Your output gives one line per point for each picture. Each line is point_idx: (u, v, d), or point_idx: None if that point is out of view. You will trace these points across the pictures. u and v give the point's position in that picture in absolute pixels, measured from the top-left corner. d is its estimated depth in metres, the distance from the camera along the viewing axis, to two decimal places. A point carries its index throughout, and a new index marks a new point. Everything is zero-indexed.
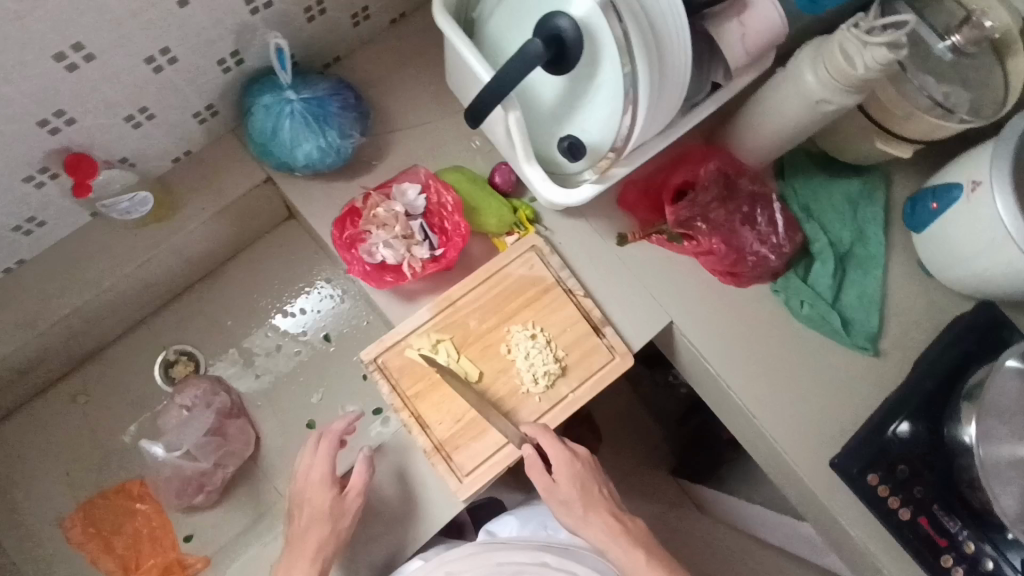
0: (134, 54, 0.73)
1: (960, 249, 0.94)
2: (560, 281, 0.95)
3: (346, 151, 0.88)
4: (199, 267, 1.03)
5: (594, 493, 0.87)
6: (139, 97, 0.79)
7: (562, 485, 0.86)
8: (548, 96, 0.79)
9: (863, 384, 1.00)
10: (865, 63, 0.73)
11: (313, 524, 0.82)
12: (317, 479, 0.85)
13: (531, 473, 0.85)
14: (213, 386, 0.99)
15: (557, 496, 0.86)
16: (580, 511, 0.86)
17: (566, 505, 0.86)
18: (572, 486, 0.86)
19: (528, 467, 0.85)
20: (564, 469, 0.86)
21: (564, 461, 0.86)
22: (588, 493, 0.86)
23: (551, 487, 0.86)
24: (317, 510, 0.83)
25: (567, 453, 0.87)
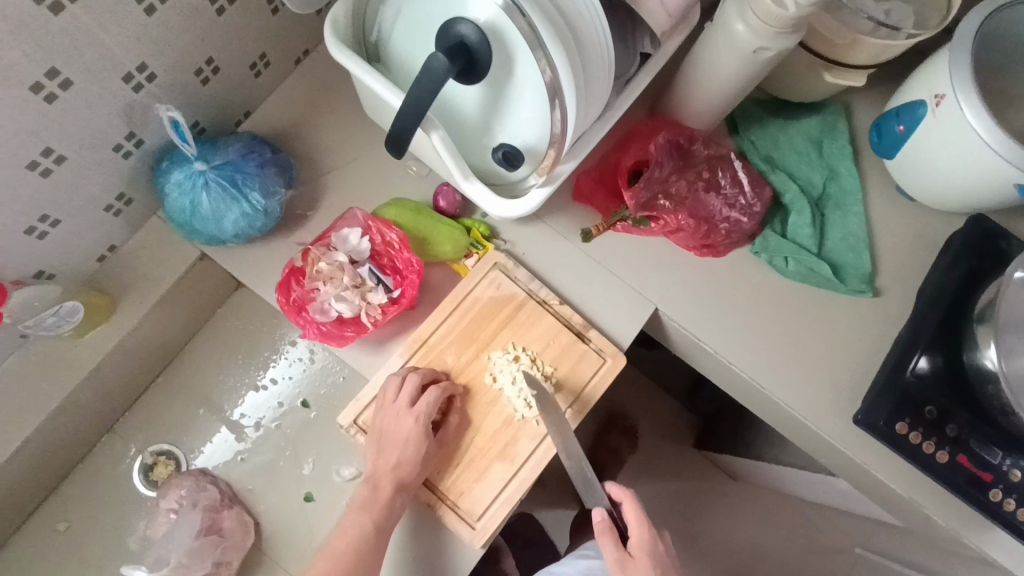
0: (15, 163, 0.68)
1: (938, 168, 0.89)
2: (531, 294, 0.89)
3: (275, 210, 0.83)
4: (156, 360, 0.98)
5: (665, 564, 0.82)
6: (36, 204, 0.74)
7: (636, 565, 0.81)
8: (471, 108, 0.73)
9: (867, 328, 0.95)
10: (797, 0, 0.68)
11: (385, 485, 0.80)
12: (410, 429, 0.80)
13: (603, 543, 0.82)
14: (198, 480, 0.95)
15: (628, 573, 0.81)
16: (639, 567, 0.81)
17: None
18: (645, 561, 0.81)
19: (600, 535, 0.82)
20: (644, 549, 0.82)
21: (643, 541, 0.83)
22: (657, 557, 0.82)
23: (623, 561, 0.82)
24: (400, 463, 0.80)
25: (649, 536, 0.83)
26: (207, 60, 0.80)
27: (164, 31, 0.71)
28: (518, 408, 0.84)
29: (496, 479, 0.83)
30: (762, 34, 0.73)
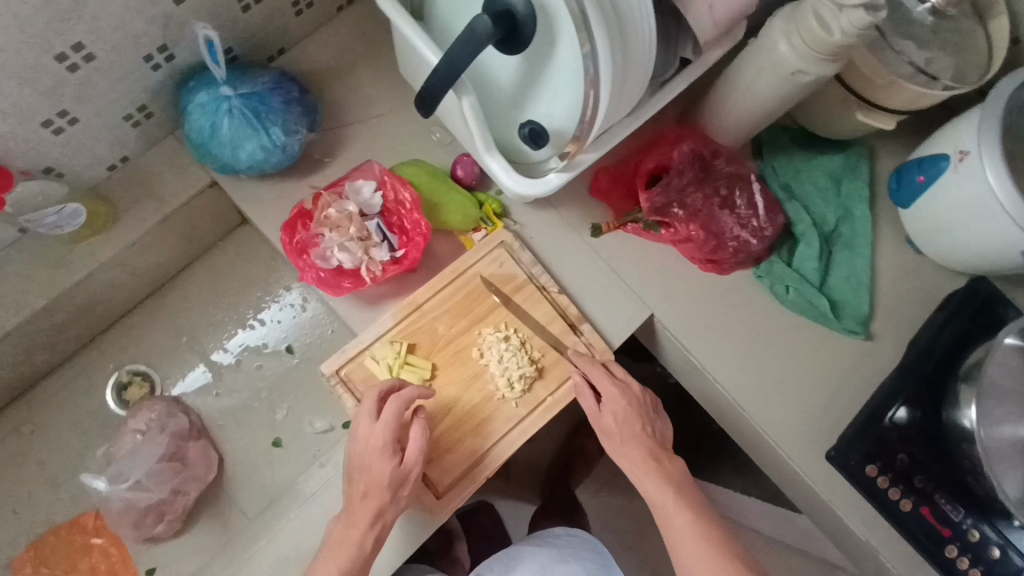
0: (42, 52, 0.67)
1: (950, 222, 0.90)
2: (532, 278, 0.89)
3: (293, 149, 0.82)
4: (148, 280, 0.97)
5: (639, 427, 0.81)
6: (57, 99, 0.73)
7: (606, 418, 0.82)
8: (506, 79, 0.73)
9: (854, 369, 0.95)
10: (842, 29, 0.68)
11: (361, 508, 0.73)
12: (379, 447, 0.74)
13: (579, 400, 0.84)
14: (169, 407, 0.93)
15: (600, 425, 0.83)
16: (620, 443, 0.81)
17: (607, 434, 0.82)
18: (614, 418, 0.82)
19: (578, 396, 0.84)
20: (608, 391, 0.82)
21: (610, 391, 0.82)
22: (630, 427, 0.81)
23: (596, 416, 0.83)
24: (375, 482, 0.73)
25: (611, 381, 0.83)
26: None
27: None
28: (500, 386, 0.84)
29: (465, 451, 0.83)
30: (804, 57, 0.73)
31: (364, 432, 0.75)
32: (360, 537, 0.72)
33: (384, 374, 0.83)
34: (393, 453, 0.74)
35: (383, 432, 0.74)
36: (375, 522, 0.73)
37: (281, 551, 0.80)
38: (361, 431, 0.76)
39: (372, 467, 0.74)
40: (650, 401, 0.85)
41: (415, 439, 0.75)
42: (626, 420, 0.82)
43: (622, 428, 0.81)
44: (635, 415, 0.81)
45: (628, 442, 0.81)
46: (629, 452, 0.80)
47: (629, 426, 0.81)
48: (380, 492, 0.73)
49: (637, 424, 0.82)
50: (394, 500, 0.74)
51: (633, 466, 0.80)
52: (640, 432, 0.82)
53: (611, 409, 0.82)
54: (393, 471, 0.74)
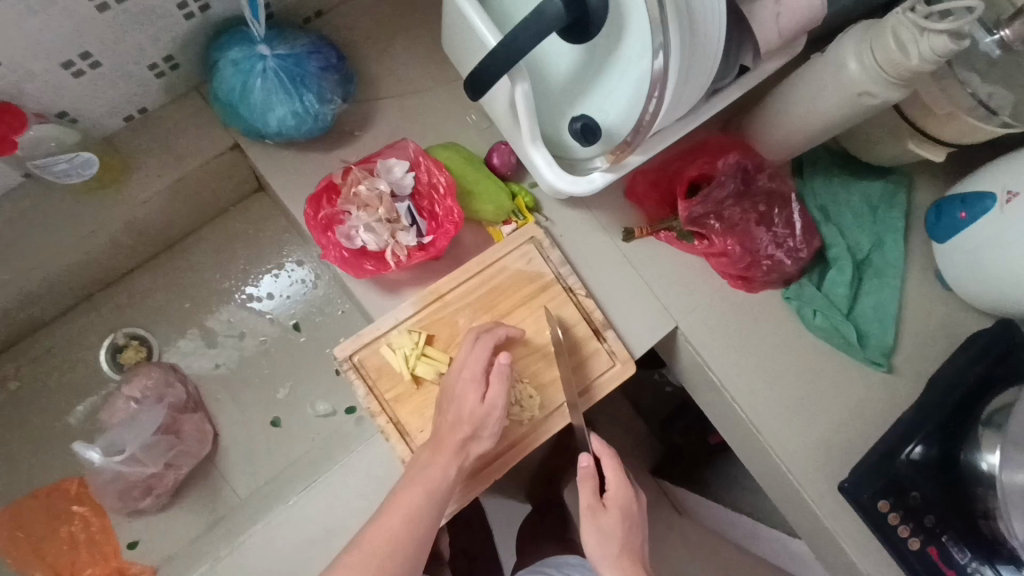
0: None
1: (987, 262, 0.88)
2: (560, 279, 0.86)
3: (326, 118, 0.78)
4: (155, 241, 0.92)
5: (635, 543, 0.76)
6: (79, 40, 0.68)
7: (607, 517, 0.76)
8: (564, 69, 0.70)
9: (873, 401, 0.94)
10: (920, 53, 0.65)
11: (447, 439, 0.71)
12: (467, 379, 0.72)
13: (580, 486, 0.77)
14: (166, 376, 0.89)
15: (596, 525, 0.76)
16: (613, 556, 0.74)
17: (602, 537, 0.75)
18: (616, 519, 0.76)
19: (580, 478, 0.78)
20: (618, 487, 0.78)
21: (618, 489, 0.78)
22: (629, 537, 0.75)
23: (593, 514, 0.76)
24: (462, 415, 0.71)
25: (625, 479, 0.79)
26: None
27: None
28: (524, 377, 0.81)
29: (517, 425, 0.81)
30: (874, 78, 0.70)
31: (466, 361, 0.74)
32: (424, 490, 0.67)
33: (400, 363, 0.79)
34: (478, 392, 0.72)
35: (478, 364, 0.73)
36: (456, 455, 0.70)
37: (275, 538, 0.76)
38: (462, 361, 0.74)
39: (461, 397, 0.72)
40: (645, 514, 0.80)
41: (496, 388, 0.72)
42: (626, 526, 0.76)
43: (619, 536, 0.75)
44: (635, 526, 0.77)
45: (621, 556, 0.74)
46: (623, 567, 0.73)
47: (627, 538, 0.76)
48: (467, 427, 0.71)
49: (633, 537, 0.76)
50: (463, 450, 0.71)
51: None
52: (634, 546, 0.76)
53: (612, 507, 0.77)
54: (474, 408, 0.71)
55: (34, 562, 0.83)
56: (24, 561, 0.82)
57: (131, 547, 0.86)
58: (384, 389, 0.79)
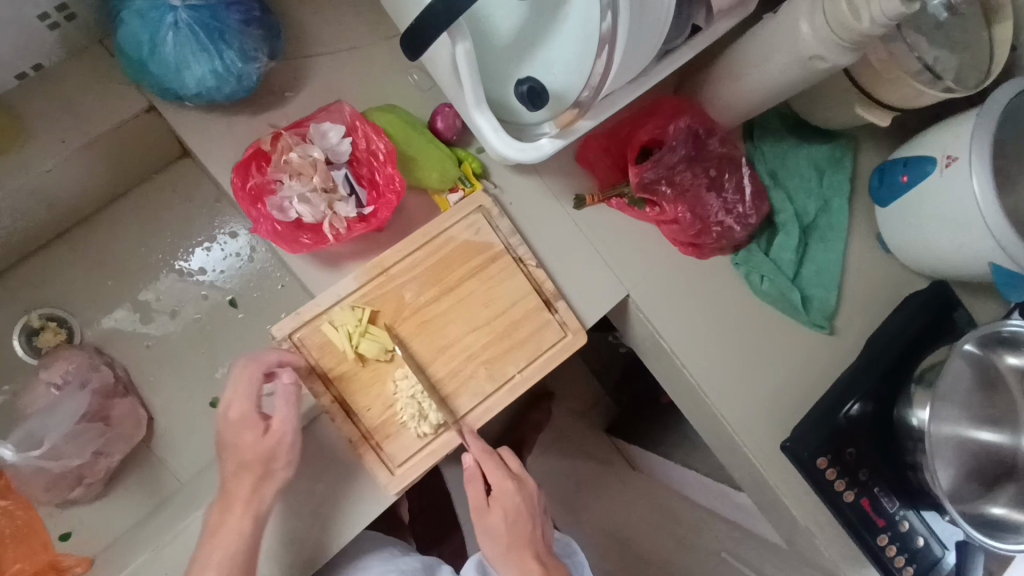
0: None
1: (926, 227, 0.89)
2: (509, 249, 0.83)
3: (250, 79, 0.71)
4: (68, 212, 0.84)
5: (525, 534, 0.79)
6: None
7: (492, 515, 0.79)
8: (509, 28, 0.66)
9: (816, 362, 0.96)
10: (872, 17, 0.62)
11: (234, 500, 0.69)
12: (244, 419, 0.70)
13: (466, 487, 0.79)
14: (91, 359, 0.83)
15: (484, 525, 0.79)
16: (501, 548, 0.78)
17: (492, 534, 0.79)
18: (502, 517, 0.78)
19: (465, 481, 0.80)
20: (505, 487, 0.78)
21: (503, 485, 0.78)
22: (515, 533, 0.79)
23: (482, 511, 0.79)
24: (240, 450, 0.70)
25: (507, 475, 0.79)
26: None
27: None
28: (475, 350, 0.80)
29: (419, 438, 0.77)
30: (824, 41, 0.67)
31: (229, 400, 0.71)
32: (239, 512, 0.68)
33: (343, 342, 0.75)
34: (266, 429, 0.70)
35: (244, 401, 0.70)
36: (249, 504, 0.69)
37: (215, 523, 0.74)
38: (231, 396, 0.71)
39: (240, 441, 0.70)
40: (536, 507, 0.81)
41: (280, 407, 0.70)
42: (511, 521, 0.79)
43: (506, 529, 0.79)
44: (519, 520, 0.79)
45: (512, 547, 0.79)
46: (511, 561, 0.77)
47: (514, 531, 0.79)
48: (254, 465, 0.69)
49: (518, 529, 0.79)
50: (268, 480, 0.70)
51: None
52: (523, 533, 0.79)
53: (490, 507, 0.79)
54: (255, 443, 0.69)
55: None
56: None
57: (64, 539, 0.81)
58: (328, 368, 0.76)
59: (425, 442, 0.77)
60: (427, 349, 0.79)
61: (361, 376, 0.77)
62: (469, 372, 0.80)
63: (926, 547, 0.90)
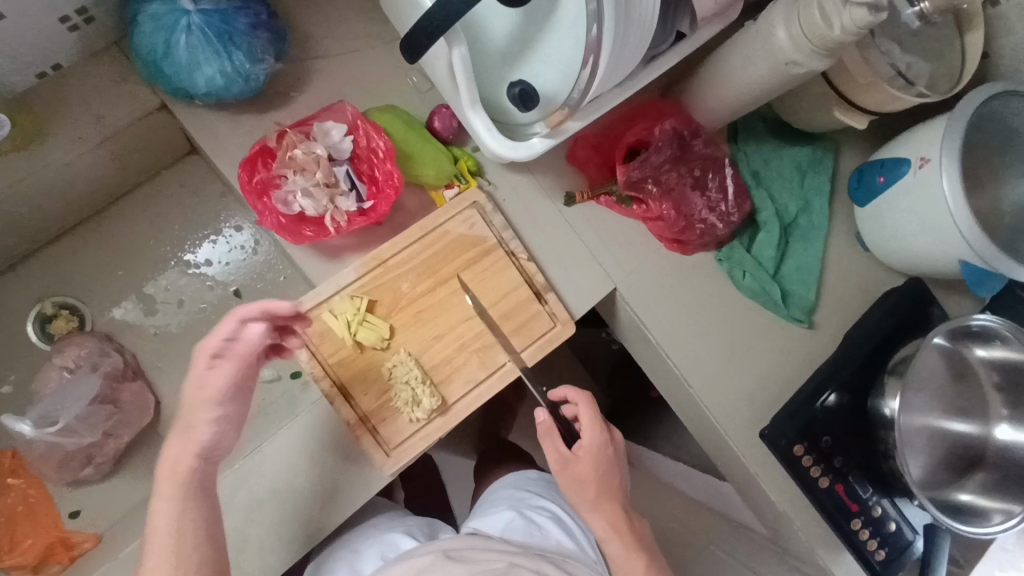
0: None
1: (903, 225, 0.93)
2: (502, 243, 0.87)
3: (257, 79, 0.75)
4: (81, 205, 0.87)
5: (613, 484, 0.81)
6: None
7: (581, 466, 0.80)
8: (500, 34, 0.69)
9: (795, 355, 1.01)
10: (843, 26, 0.66)
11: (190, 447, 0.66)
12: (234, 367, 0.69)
13: (545, 441, 0.82)
14: (102, 345, 0.86)
15: (572, 475, 0.81)
16: (592, 495, 0.80)
17: (579, 484, 0.80)
18: (591, 467, 0.80)
19: (544, 434, 0.82)
20: (596, 437, 0.81)
21: (590, 437, 0.81)
22: (605, 481, 0.80)
23: (568, 462, 0.81)
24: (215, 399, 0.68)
25: (597, 427, 0.81)
26: None
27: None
28: (468, 339, 0.84)
29: (411, 422, 0.81)
30: (800, 48, 0.70)
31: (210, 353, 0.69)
32: (192, 466, 0.66)
33: (342, 330, 0.79)
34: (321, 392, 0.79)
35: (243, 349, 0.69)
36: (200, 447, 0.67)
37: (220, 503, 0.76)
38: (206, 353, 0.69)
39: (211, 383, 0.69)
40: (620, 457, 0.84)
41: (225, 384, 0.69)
42: (604, 470, 0.81)
43: (598, 477, 0.80)
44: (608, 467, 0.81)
45: (600, 499, 0.80)
46: (603, 509, 0.79)
47: (605, 478, 0.80)
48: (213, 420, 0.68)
49: (606, 478, 0.81)
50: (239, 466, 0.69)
51: (604, 523, 0.79)
52: (611, 481, 0.81)
53: (575, 460, 0.81)
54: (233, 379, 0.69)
55: None
56: None
57: (74, 517, 0.85)
58: (327, 355, 0.80)
59: (416, 428, 0.81)
60: (423, 337, 0.83)
61: (359, 364, 0.80)
62: (461, 361, 0.84)
63: (898, 532, 0.94)
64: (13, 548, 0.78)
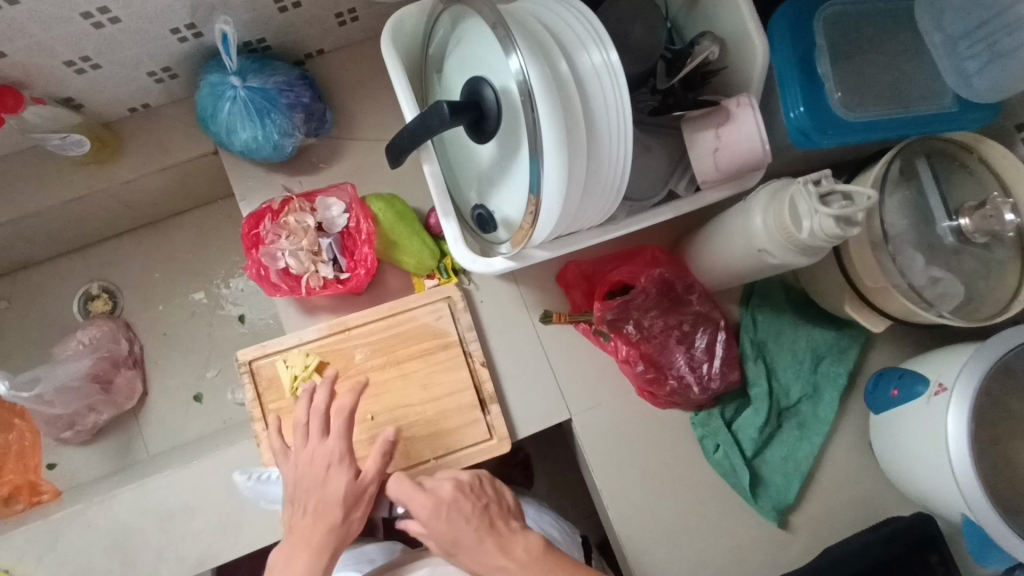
0: (66, 7, 0.68)
1: (907, 450, 0.81)
2: (462, 342, 0.89)
3: (285, 149, 0.86)
4: (142, 214, 1.03)
5: (478, 521, 0.66)
6: (79, 46, 0.75)
7: (436, 527, 0.65)
8: (474, 161, 0.73)
9: (753, 552, 0.90)
10: (810, 230, 0.62)
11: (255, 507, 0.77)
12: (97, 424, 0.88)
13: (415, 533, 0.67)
14: (116, 332, 1.00)
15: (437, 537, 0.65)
16: (474, 545, 0.64)
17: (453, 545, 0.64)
18: (441, 521, 0.65)
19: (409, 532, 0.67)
20: (422, 515, 0.65)
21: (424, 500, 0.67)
22: (464, 531, 0.64)
23: (430, 530, 0.65)
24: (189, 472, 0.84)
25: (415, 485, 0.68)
26: (258, 38, 0.85)
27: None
28: (400, 425, 0.86)
29: None
30: (771, 240, 0.67)
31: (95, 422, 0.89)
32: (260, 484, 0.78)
33: (287, 381, 0.85)
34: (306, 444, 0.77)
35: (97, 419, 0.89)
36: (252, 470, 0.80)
37: (141, 502, 0.85)
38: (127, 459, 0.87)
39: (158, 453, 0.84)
40: (471, 488, 0.69)
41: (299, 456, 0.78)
42: (454, 521, 0.65)
43: (453, 530, 0.64)
44: (460, 519, 0.65)
45: (482, 541, 0.64)
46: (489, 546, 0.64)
47: (472, 528, 0.65)
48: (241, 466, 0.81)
49: (466, 524, 0.65)
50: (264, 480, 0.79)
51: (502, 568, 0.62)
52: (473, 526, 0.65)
53: (435, 542, 0.66)
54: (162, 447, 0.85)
55: None
56: None
57: (51, 468, 0.99)
58: (270, 399, 0.86)
59: None
60: (359, 411, 0.86)
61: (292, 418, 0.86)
62: None
63: None
64: None
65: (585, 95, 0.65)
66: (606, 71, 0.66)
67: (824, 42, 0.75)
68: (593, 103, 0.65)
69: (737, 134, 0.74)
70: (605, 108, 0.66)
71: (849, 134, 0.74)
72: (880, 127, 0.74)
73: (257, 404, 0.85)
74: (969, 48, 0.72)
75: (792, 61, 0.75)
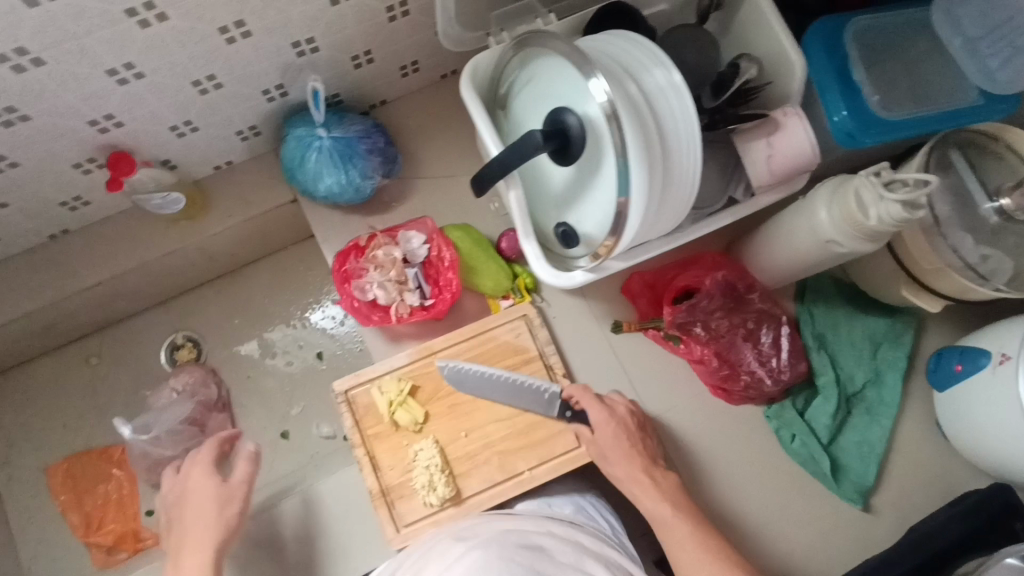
0: (181, 77, 0.76)
1: (979, 420, 0.86)
2: (542, 356, 0.94)
3: (365, 191, 0.93)
4: (221, 264, 1.09)
5: (636, 443, 0.87)
6: (185, 112, 0.82)
7: (604, 441, 0.87)
8: (553, 182, 0.80)
9: (839, 536, 0.94)
10: (878, 217, 0.68)
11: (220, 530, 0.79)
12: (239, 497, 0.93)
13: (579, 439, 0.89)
14: (205, 377, 1.05)
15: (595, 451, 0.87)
16: (618, 467, 0.85)
17: (612, 459, 0.86)
18: (610, 435, 0.86)
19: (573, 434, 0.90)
20: (599, 422, 0.87)
21: (599, 418, 0.87)
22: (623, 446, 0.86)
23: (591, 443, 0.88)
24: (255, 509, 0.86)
25: (598, 407, 0.88)
26: (333, 93, 0.93)
27: (349, 12, 0.79)
28: (491, 440, 0.90)
29: (424, 505, 0.87)
30: (840, 230, 0.73)
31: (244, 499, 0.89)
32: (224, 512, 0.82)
33: (384, 407, 0.90)
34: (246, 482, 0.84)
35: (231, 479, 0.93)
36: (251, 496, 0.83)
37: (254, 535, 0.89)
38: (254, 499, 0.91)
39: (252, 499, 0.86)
40: (637, 422, 0.89)
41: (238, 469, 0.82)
42: (620, 441, 0.86)
43: (620, 448, 0.86)
44: (622, 434, 0.87)
45: (628, 462, 0.85)
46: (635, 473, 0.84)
47: (623, 449, 0.86)
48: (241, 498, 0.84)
49: (625, 441, 0.86)
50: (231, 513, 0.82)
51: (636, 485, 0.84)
52: (631, 450, 0.86)
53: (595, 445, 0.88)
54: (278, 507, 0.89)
55: (75, 509, 1.01)
56: (69, 506, 1.01)
57: (149, 514, 1.01)
58: (367, 425, 0.91)
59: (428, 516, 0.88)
60: (452, 430, 0.91)
61: (391, 441, 0.90)
62: (481, 458, 0.90)
63: None
64: (100, 526, 1.00)
65: (656, 114, 0.72)
66: (673, 91, 0.73)
67: (857, 53, 0.83)
68: (664, 120, 0.72)
69: (788, 139, 0.80)
70: (675, 124, 0.73)
71: (892, 131, 0.81)
72: (916, 123, 0.81)
73: (356, 431, 0.90)
74: (991, 46, 0.80)
75: (830, 73, 0.83)
